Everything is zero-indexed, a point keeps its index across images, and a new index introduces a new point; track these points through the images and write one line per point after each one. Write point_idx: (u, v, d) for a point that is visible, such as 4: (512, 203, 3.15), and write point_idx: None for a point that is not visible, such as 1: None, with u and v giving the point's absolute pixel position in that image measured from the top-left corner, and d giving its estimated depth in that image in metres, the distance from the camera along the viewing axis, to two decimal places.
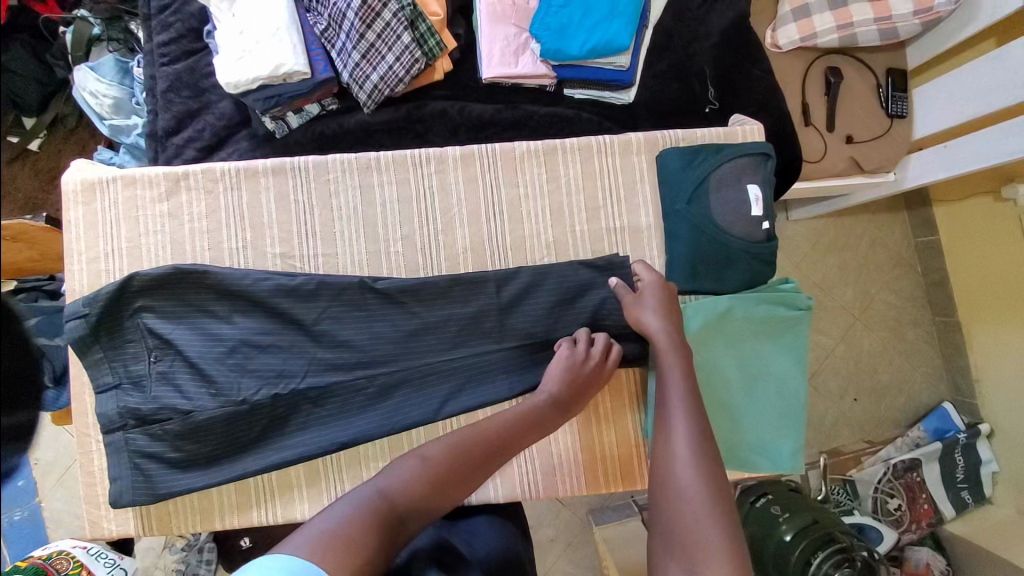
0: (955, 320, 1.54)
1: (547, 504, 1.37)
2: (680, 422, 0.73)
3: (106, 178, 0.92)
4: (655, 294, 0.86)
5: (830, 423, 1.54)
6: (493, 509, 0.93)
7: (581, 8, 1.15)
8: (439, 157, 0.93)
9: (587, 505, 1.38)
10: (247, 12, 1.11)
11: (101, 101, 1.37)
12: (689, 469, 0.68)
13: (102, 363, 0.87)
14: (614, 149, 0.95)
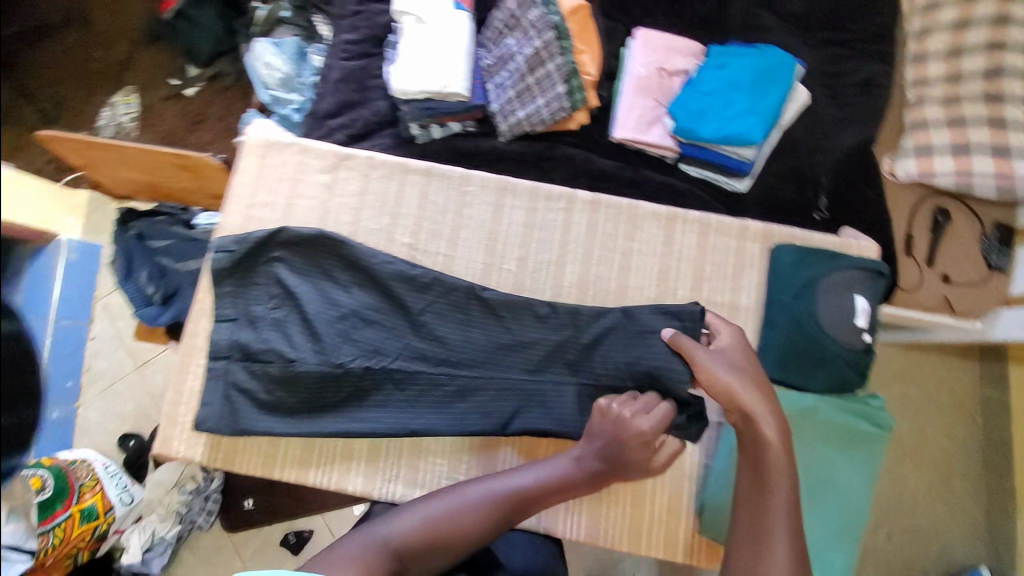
0: (1011, 485, 1.45)
1: None
2: (776, 494, 0.79)
3: (284, 141, 1.05)
4: (729, 354, 0.90)
5: None
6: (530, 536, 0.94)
7: (724, 99, 1.26)
8: (569, 198, 1.01)
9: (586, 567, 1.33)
10: (430, 36, 1.27)
11: (273, 75, 1.64)
12: (779, 534, 0.75)
13: (229, 296, 0.97)
14: (731, 231, 1.01)
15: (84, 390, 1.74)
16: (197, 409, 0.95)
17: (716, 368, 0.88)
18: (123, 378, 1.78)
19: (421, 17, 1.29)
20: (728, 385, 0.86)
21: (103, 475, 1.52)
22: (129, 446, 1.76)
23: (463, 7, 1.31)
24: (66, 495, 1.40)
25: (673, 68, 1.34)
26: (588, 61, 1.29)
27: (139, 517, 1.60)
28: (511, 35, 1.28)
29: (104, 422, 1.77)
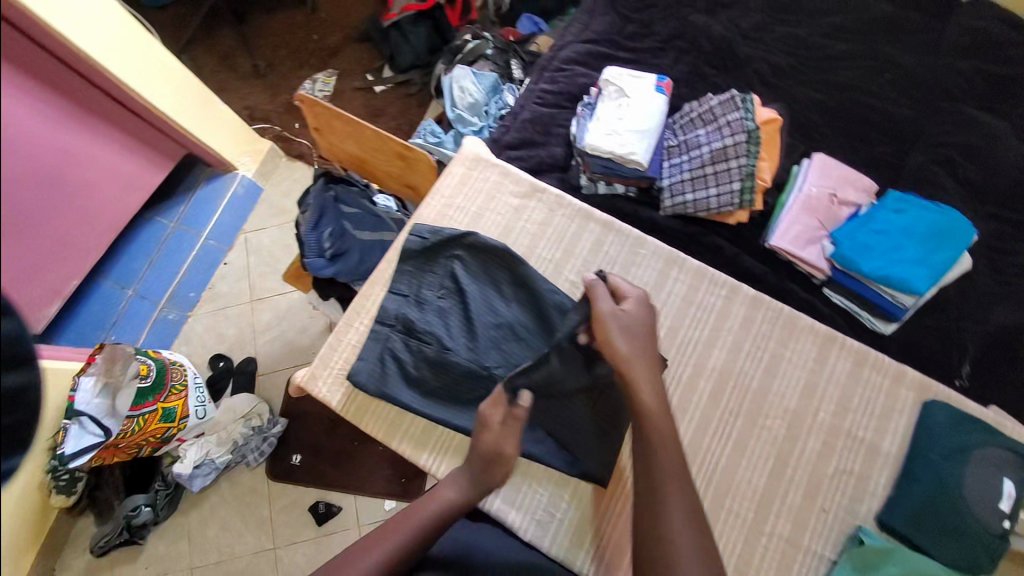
0: None
1: None
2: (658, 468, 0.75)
3: (490, 160, 1.19)
4: (639, 329, 0.86)
5: None
6: None
7: (893, 243, 1.28)
8: (733, 289, 1.06)
9: None
10: (628, 108, 1.40)
11: (465, 99, 1.86)
12: (692, 543, 0.68)
13: (409, 275, 1.09)
14: (885, 372, 1.02)
15: (198, 302, 2.05)
16: (351, 360, 1.05)
17: (615, 337, 0.85)
18: (237, 305, 2.04)
19: (624, 91, 1.43)
20: (624, 358, 0.83)
21: (188, 385, 1.64)
22: (218, 366, 1.90)
23: (663, 92, 1.43)
24: (159, 390, 1.56)
25: (844, 198, 1.37)
26: (766, 168, 1.35)
27: (201, 433, 1.73)
28: (703, 128, 1.39)
29: (203, 336, 2.00)
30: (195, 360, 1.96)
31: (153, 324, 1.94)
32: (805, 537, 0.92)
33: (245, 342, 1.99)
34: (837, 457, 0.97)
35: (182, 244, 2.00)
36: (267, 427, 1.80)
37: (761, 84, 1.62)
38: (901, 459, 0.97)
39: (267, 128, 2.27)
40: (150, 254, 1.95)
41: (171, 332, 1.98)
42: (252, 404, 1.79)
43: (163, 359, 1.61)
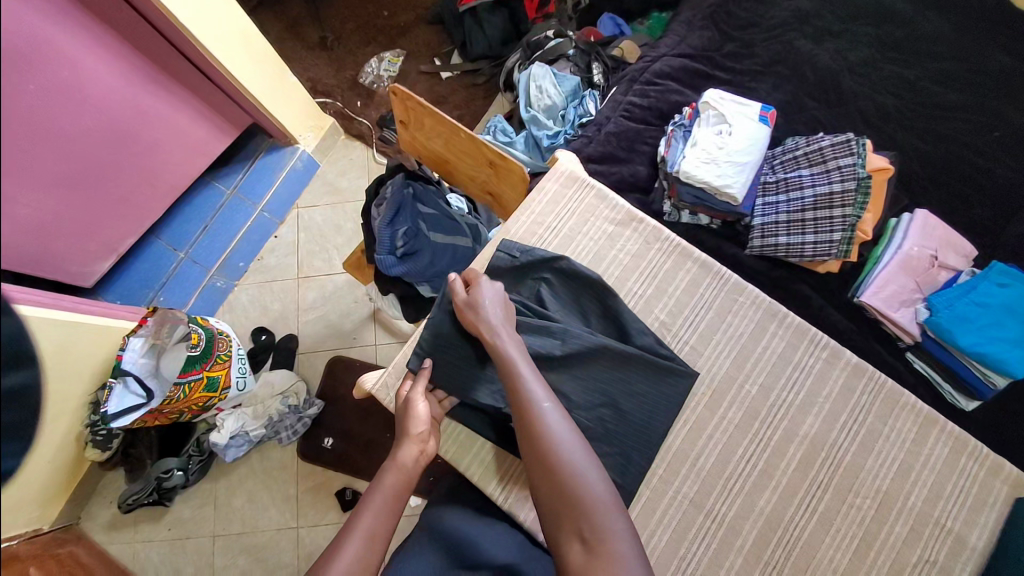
0: None
1: None
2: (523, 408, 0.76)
3: (588, 181, 1.14)
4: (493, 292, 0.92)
5: None
6: None
7: (993, 317, 1.18)
8: (835, 353, 1.00)
9: None
10: (731, 137, 1.32)
11: (542, 101, 1.79)
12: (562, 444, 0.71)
13: None
14: (985, 464, 0.96)
15: (246, 272, 2.02)
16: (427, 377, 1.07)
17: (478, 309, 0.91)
18: (286, 280, 2.01)
19: (725, 117, 1.36)
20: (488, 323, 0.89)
21: (233, 357, 1.58)
22: (261, 339, 1.88)
23: (767, 123, 1.35)
24: (206, 359, 1.49)
25: (946, 262, 1.28)
26: (869, 222, 1.26)
27: (239, 404, 1.69)
28: (808, 168, 1.30)
29: (249, 308, 1.99)
30: (238, 331, 1.96)
31: (200, 292, 1.91)
32: None
33: (290, 318, 1.96)
34: (926, 546, 0.91)
35: (237, 213, 1.96)
36: (303, 408, 1.76)
37: (863, 123, 1.51)
38: (992, 558, 0.91)
39: (328, 103, 2.22)
40: (205, 220, 1.91)
41: (217, 300, 1.96)
42: (292, 381, 1.76)
43: (212, 328, 1.53)
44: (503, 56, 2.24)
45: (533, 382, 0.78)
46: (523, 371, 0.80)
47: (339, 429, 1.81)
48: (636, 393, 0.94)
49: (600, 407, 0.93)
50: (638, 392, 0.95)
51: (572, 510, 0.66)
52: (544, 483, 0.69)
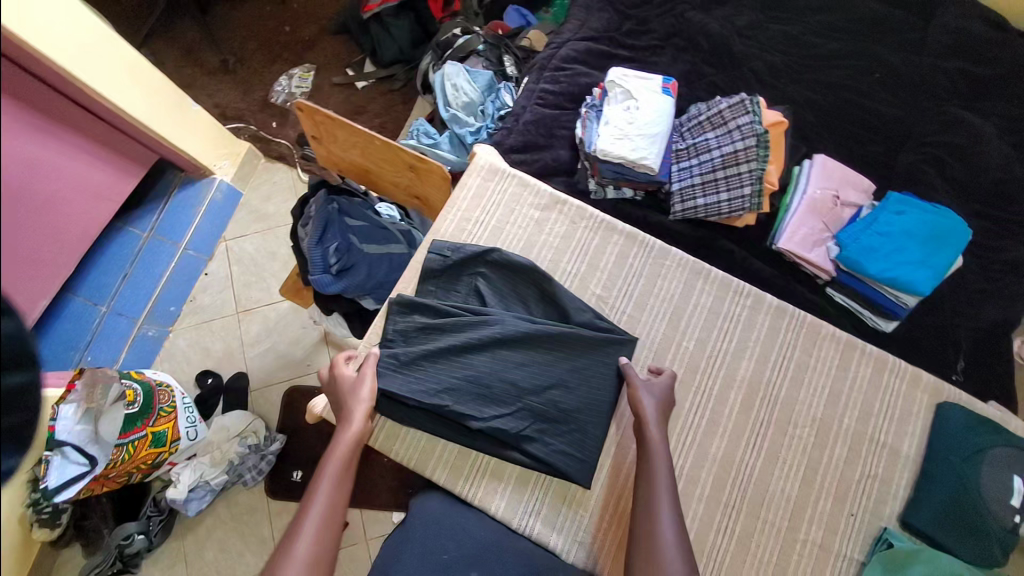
0: None
1: None
2: (661, 504, 0.81)
3: (509, 171, 1.16)
4: (662, 393, 0.94)
5: None
6: None
7: (895, 245, 1.31)
8: (758, 298, 1.07)
9: None
10: (637, 111, 1.38)
11: (459, 98, 1.79)
12: (671, 552, 0.75)
13: (431, 294, 1.06)
14: (904, 376, 1.05)
15: (180, 316, 1.92)
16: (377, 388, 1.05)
17: (636, 393, 0.94)
18: (225, 317, 1.93)
19: (630, 93, 1.41)
20: (642, 411, 0.92)
21: (178, 406, 1.50)
22: (208, 382, 1.79)
23: (670, 93, 1.42)
24: (147, 415, 1.40)
25: (847, 199, 1.39)
26: (774, 173, 1.36)
27: (194, 454, 1.61)
28: (712, 131, 1.38)
29: (189, 353, 1.88)
30: (180, 380, 1.85)
31: (131, 343, 1.78)
32: (837, 543, 0.96)
33: (235, 356, 1.88)
34: (863, 461, 1.00)
35: (158, 255, 1.83)
36: (264, 445, 1.69)
37: (757, 83, 1.61)
38: (919, 459, 1.02)
39: (241, 128, 2.13)
40: (125, 268, 1.77)
41: (151, 351, 1.84)
42: (247, 421, 1.68)
43: (149, 381, 1.44)
44: (416, 59, 2.22)
45: (667, 484, 0.83)
46: (662, 478, 0.84)
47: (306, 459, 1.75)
48: (583, 366, 0.99)
49: (551, 388, 0.97)
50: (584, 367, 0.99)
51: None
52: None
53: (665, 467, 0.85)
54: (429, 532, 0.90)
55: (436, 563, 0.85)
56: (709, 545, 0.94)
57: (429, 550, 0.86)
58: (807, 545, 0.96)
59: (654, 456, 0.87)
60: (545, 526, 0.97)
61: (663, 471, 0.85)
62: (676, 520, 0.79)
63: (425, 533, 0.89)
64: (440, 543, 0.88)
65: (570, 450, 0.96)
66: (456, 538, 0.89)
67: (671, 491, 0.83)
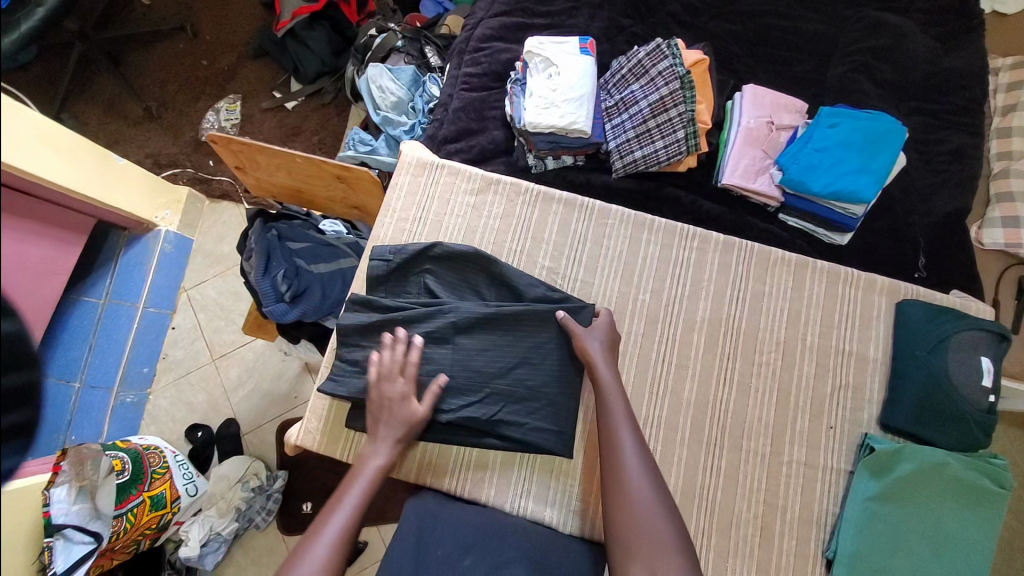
0: None
1: None
2: (627, 446, 0.84)
3: (435, 162, 1.14)
4: (605, 333, 0.97)
5: None
6: None
7: (834, 157, 1.31)
8: (704, 238, 1.07)
9: None
10: (559, 76, 1.36)
11: (386, 99, 1.74)
12: (641, 480, 0.81)
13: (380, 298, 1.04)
14: (860, 284, 1.06)
15: (155, 376, 1.86)
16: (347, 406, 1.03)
17: (581, 342, 0.96)
18: (201, 367, 1.88)
19: (550, 59, 1.39)
20: (589, 353, 0.94)
21: (172, 464, 1.47)
22: (200, 436, 1.76)
23: (588, 53, 1.40)
24: (141, 480, 1.36)
25: (780, 123, 1.39)
26: (705, 111, 1.35)
27: (199, 509, 1.56)
28: (636, 82, 1.37)
29: (173, 412, 1.83)
30: (173, 441, 1.80)
31: (113, 414, 1.73)
32: (821, 457, 0.99)
33: (220, 404, 1.84)
34: (832, 373, 1.02)
35: (119, 319, 1.75)
36: (268, 484, 1.67)
37: (677, 26, 1.58)
38: (886, 361, 1.04)
39: (178, 173, 2.03)
40: (88, 338, 1.68)
41: (135, 417, 1.79)
42: (246, 465, 1.64)
43: (135, 447, 1.43)
44: (341, 69, 2.15)
45: (625, 424, 0.87)
46: (619, 416, 0.88)
47: (314, 490, 1.72)
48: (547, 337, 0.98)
49: (516, 367, 0.97)
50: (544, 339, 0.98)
51: (649, 542, 0.76)
52: (628, 518, 0.78)
53: (624, 406, 0.89)
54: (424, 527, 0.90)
55: (434, 559, 0.84)
56: (699, 485, 0.96)
57: (425, 545, 0.87)
58: (793, 465, 0.98)
59: (610, 399, 0.90)
60: (538, 503, 0.98)
61: (620, 409, 0.88)
62: (639, 452, 0.84)
63: (421, 531, 0.89)
64: (436, 537, 0.88)
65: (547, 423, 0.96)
66: (451, 528, 0.90)
67: (632, 427, 0.87)
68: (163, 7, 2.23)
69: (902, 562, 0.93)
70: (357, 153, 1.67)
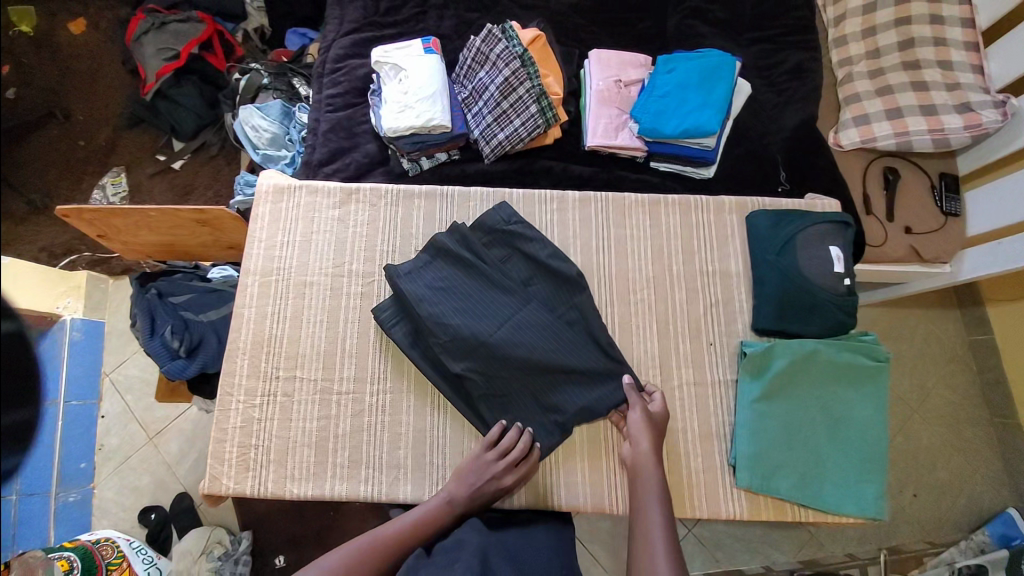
0: (1014, 422, 1.63)
1: (607, 525, 1.47)
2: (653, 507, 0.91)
3: (294, 186, 1.19)
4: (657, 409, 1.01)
5: (889, 519, 1.60)
6: (556, 513, 1.03)
7: (677, 99, 1.39)
8: (561, 199, 1.17)
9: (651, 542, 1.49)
10: (408, 79, 1.40)
11: (261, 136, 1.67)
12: (659, 560, 0.83)
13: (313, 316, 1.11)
14: (710, 208, 1.17)
15: (96, 469, 1.64)
16: (251, 443, 1.05)
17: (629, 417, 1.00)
18: (140, 450, 1.66)
19: (397, 65, 1.43)
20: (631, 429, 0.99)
21: (129, 551, 1.40)
22: (152, 518, 1.58)
23: (433, 51, 1.44)
24: None
25: (628, 79, 1.47)
26: (553, 82, 1.43)
27: None
28: (482, 69, 1.43)
29: (123, 500, 1.62)
30: (126, 531, 1.60)
31: (56, 516, 1.51)
32: (708, 374, 1.08)
33: (169, 480, 1.63)
34: (702, 295, 1.12)
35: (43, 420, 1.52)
36: (233, 549, 1.51)
37: (520, 10, 1.60)
38: (750, 270, 1.14)
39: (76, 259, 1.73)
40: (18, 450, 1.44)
41: (82, 514, 1.58)
42: (207, 533, 1.50)
43: (84, 544, 1.36)
44: (222, 120, 1.87)
45: (653, 482, 0.94)
46: (649, 468, 0.96)
47: (286, 541, 1.57)
48: (464, 315, 1.02)
49: (459, 341, 1.00)
50: (452, 323, 1.01)
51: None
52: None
53: (655, 463, 0.97)
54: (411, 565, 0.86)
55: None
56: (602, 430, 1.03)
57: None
58: (684, 388, 1.07)
59: (645, 458, 0.97)
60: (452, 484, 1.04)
61: (653, 469, 0.96)
62: (665, 531, 0.87)
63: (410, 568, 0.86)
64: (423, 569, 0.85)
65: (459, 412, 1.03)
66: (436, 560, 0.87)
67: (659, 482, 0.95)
68: (31, 97, 1.87)
69: (799, 450, 1.01)
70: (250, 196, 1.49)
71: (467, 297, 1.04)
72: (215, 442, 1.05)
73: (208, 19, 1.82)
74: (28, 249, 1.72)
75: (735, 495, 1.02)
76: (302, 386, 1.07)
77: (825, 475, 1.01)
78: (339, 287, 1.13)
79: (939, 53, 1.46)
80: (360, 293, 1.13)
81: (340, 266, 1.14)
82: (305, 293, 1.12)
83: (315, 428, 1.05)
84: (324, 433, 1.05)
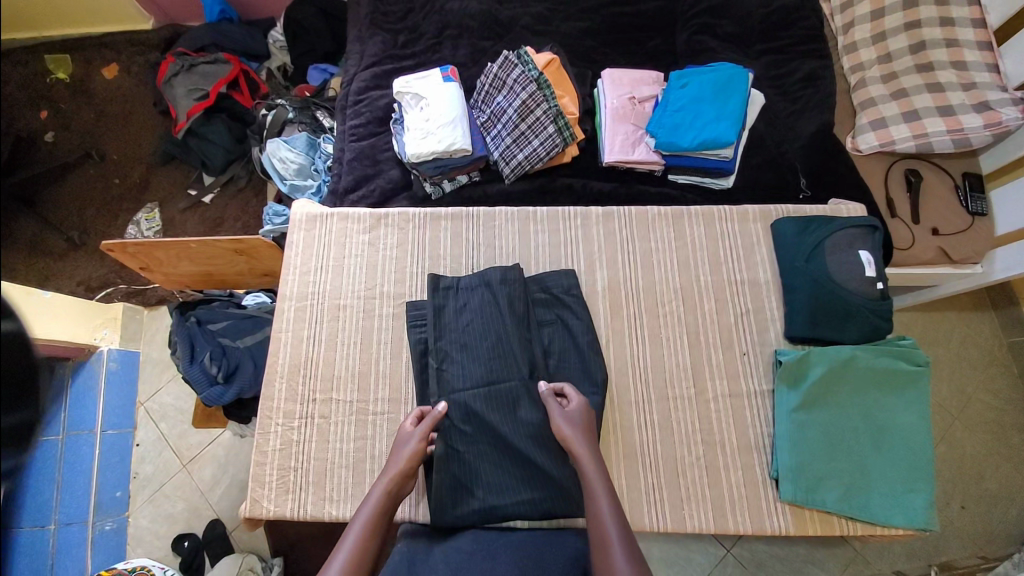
0: None
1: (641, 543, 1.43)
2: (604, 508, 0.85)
3: (326, 214, 1.24)
4: (580, 410, 0.98)
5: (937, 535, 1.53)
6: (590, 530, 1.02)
7: (692, 113, 1.41)
8: (585, 215, 1.21)
9: (690, 563, 1.45)
10: (430, 107, 1.45)
11: (288, 167, 1.72)
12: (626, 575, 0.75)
13: (348, 341, 1.14)
14: (734, 217, 1.20)
15: (131, 497, 1.64)
16: (292, 465, 1.06)
17: (555, 423, 0.97)
18: (174, 477, 1.66)
19: (418, 94, 1.48)
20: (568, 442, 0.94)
21: None
22: (185, 546, 1.55)
23: (452, 80, 1.50)
24: None
25: (642, 95, 1.49)
26: (569, 102, 1.47)
27: None
28: (500, 93, 1.48)
29: (156, 528, 1.62)
30: (160, 560, 1.59)
31: (93, 544, 1.52)
32: (743, 384, 1.08)
33: (201, 507, 1.63)
34: (731, 304, 1.14)
35: (80, 450, 1.53)
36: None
37: (533, 36, 1.66)
38: (774, 279, 1.15)
39: (112, 292, 1.80)
40: (55, 478, 1.44)
41: (117, 543, 1.58)
42: (239, 560, 1.47)
43: (118, 570, 1.34)
44: (250, 154, 1.95)
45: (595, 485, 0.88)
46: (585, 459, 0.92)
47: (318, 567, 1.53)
48: (491, 336, 1.06)
49: (492, 362, 1.05)
50: (479, 385, 1.04)
51: None
52: None
53: (595, 464, 0.91)
54: (419, 559, 0.91)
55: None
56: (638, 445, 1.04)
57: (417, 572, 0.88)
58: (719, 399, 1.07)
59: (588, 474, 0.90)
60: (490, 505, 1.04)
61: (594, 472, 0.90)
62: (624, 541, 0.80)
63: (411, 562, 0.90)
64: (430, 565, 0.89)
65: (490, 462, 1.01)
66: (445, 559, 0.91)
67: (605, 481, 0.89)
68: None
69: (840, 460, 0.99)
70: (279, 225, 1.53)
71: (493, 351, 1.05)
72: (255, 465, 1.07)
73: (234, 59, 1.91)
74: (65, 283, 1.74)
75: (778, 509, 1.01)
76: (339, 407, 1.09)
77: (870, 485, 0.98)
78: (372, 308, 1.16)
79: (952, 55, 1.45)
80: (392, 314, 1.16)
81: (372, 289, 1.18)
82: (338, 317, 1.16)
83: (352, 449, 1.07)
84: (361, 454, 1.06)
